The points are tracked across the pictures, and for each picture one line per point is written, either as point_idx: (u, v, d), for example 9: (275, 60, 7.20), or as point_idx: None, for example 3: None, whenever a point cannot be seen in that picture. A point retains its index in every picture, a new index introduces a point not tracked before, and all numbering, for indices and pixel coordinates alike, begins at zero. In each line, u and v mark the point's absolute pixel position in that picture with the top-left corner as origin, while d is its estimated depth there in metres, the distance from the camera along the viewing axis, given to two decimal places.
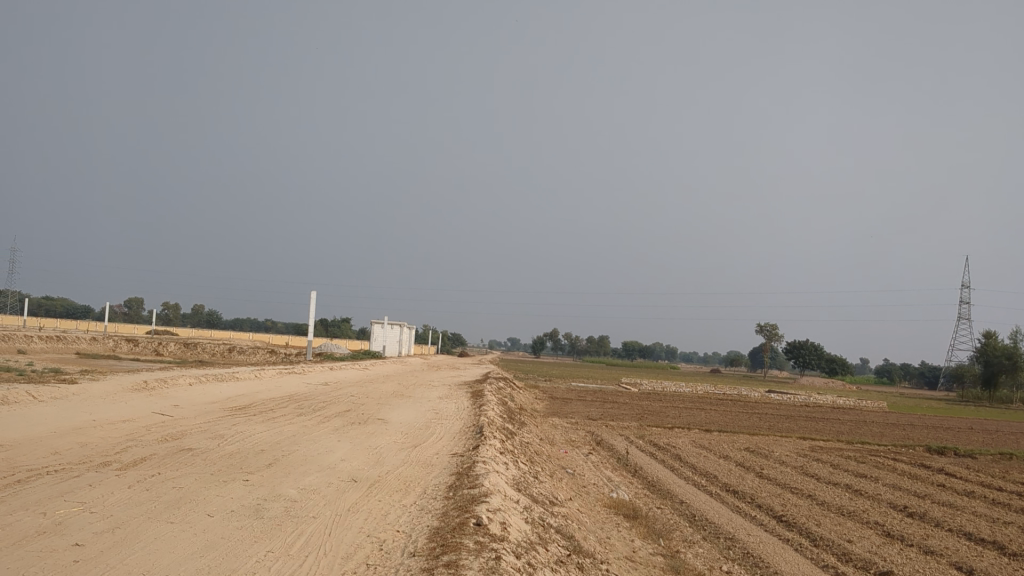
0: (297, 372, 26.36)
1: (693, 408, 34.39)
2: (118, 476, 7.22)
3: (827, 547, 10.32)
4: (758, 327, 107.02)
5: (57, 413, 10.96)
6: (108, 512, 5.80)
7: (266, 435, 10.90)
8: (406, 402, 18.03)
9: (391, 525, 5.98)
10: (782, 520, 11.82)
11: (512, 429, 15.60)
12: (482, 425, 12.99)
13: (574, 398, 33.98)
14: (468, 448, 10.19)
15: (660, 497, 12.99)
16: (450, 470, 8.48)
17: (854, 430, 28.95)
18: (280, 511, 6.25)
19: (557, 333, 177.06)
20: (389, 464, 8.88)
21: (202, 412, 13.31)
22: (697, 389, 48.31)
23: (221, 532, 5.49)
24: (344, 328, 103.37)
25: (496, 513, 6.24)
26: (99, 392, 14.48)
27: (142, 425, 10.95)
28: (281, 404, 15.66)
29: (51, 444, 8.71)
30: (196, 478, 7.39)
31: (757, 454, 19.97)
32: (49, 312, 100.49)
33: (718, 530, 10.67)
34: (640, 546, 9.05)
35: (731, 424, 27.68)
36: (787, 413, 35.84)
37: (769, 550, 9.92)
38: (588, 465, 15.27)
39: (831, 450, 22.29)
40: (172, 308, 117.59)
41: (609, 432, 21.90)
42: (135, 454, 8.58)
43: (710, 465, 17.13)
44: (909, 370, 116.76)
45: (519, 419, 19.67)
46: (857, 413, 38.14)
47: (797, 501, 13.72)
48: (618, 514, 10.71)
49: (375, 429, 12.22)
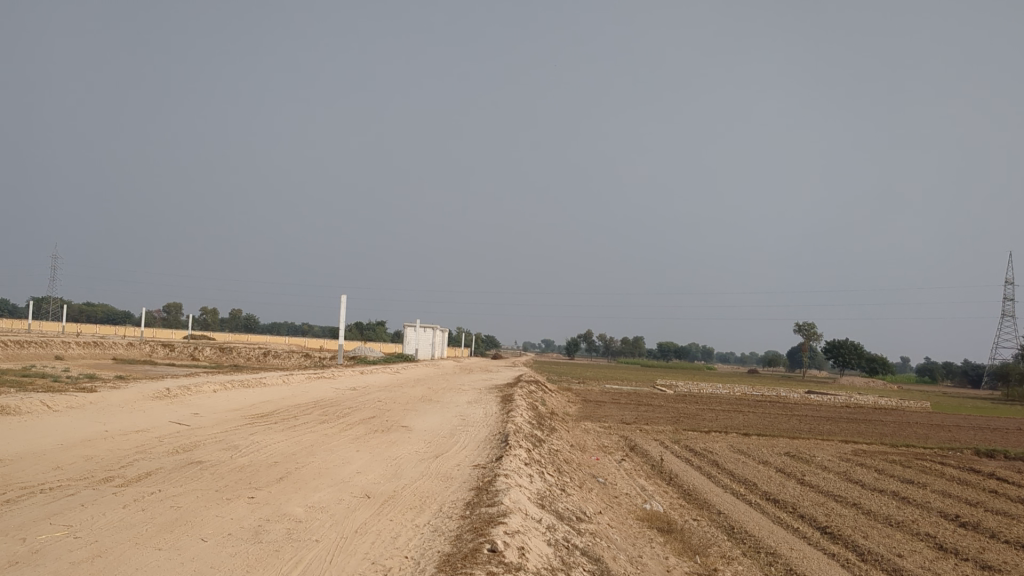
0: (326, 376, 25.98)
1: (730, 410, 33.66)
2: (115, 494, 6.78)
3: (875, 562, 9.68)
4: (796, 326, 105.22)
5: (70, 424, 10.61)
6: (94, 537, 5.36)
7: (282, 446, 10.45)
8: (434, 408, 17.52)
9: (399, 550, 5.47)
10: (826, 532, 11.19)
11: (541, 436, 15.06)
12: (509, 433, 12.48)
13: (608, 401, 33.32)
14: (492, 459, 9.70)
15: (697, 508, 12.38)
16: (470, 484, 7.97)
17: (898, 433, 27.95)
18: (281, 535, 5.77)
19: (592, 333, 175.60)
20: (407, 477, 8.39)
21: (222, 420, 12.90)
22: (736, 391, 47.31)
23: (211, 561, 5.02)
24: (379, 331, 103.23)
25: (514, 536, 5.71)
26: (120, 399, 14.15)
27: (155, 436, 10.55)
28: (304, 410, 15.23)
29: (54, 459, 8.31)
30: (198, 496, 6.94)
31: (798, 459, 19.23)
32: (91, 319, 101.37)
33: (758, 544, 10.07)
34: (675, 565, 8.49)
35: (770, 427, 26.94)
36: (827, 414, 34.87)
37: (813, 566, 9.32)
38: (620, 474, 14.72)
39: (875, 455, 21.48)
40: (210, 312, 118.25)
41: (643, 437, 21.26)
42: (140, 468, 8.16)
43: (749, 472, 16.44)
44: (952, 369, 114.18)
45: (550, 425, 19.15)
46: (901, 415, 37.04)
47: (841, 510, 13.03)
48: (652, 528, 10.14)
49: (398, 438, 11.74)
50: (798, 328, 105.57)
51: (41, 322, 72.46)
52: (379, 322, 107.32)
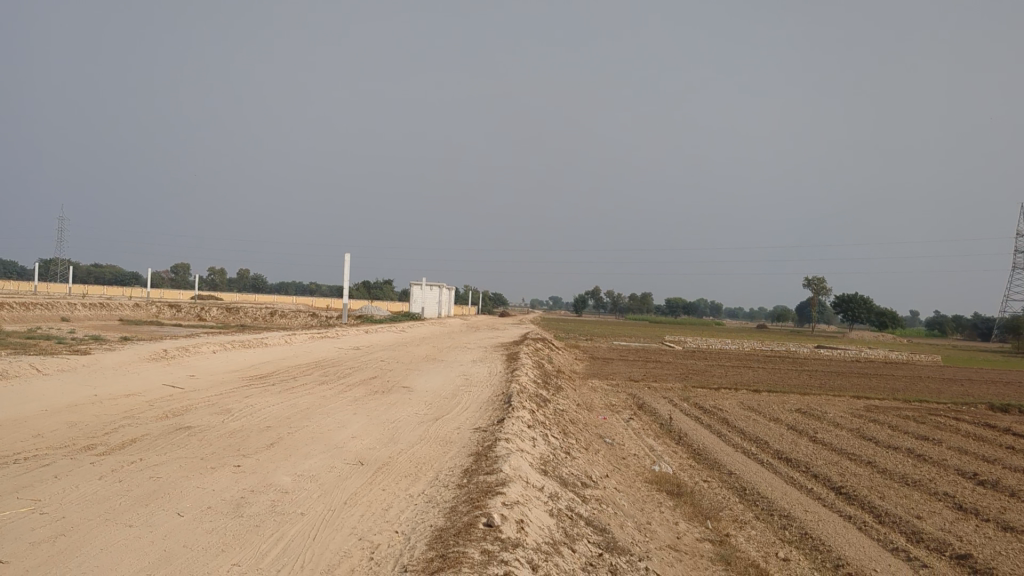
0: (331, 337, 25.69)
1: (740, 366, 33.31)
2: (93, 464, 6.41)
3: (894, 524, 9.27)
4: (805, 281, 104.44)
5: (57, 389, 10.25)
6: (60, 514, 4.97)
7: (278, 409, 10.10)
8: (438, 367, 17.20)
9: (389, 525, 5.08)
10: (841, 493, 10.81)
11: (547, 395, 14.74)
12: (513, 394, 12.10)
13: (616, 357, 33.02)
14: (494, 421, 9.31)
15: (707, 468, 12.01)
16: (469, 449, 7.59)
17: (910, 388, 27.57)
18: (263, 508, 5.38)
19: (600, 288, 174.93)
20: (405, 442, 8.01)
21: (218, 383, 12.57)
22: (745, 346, 46.90)
23: (185, 539, 4.63)
24: (385, 289, 102.74)
25: (513, 508, 5.31)
26: (115, 362, 13.82)
27: (146, 399, 10.20)
28: (304, 371, 14.87)
29: (36, 426, 7.95)
30: (181, 465, 6.56)
31: (809, 416, 18.83)
32: (99, 281, 100.95)
33: (771, 507, 9.70)
34: (685, 531, 8.12)
35: (780, 383, 26.60)
36: (839, 369, 34.47)
37: (830, 530, 8.93)
38: (628, 433, 14.38)
39: (888, 411, 21.09)
40: (218, 273, 117.77)
41: (651, 394, 20.90)
42: (126, 435, 7.81)
43: (760, 431, 16.05)
44: (962, 323, 113.47)
45: (556, 383, 18.77)
46: (912, 370, 36.68)
47: (856, 469, 12.67)
48: (660, 491, 9.77)
49: (398, 399, 11.41)
50: (807, 282, 104.82)
51: (46, 285, 71.91)
52: (387, 280, 106.90)
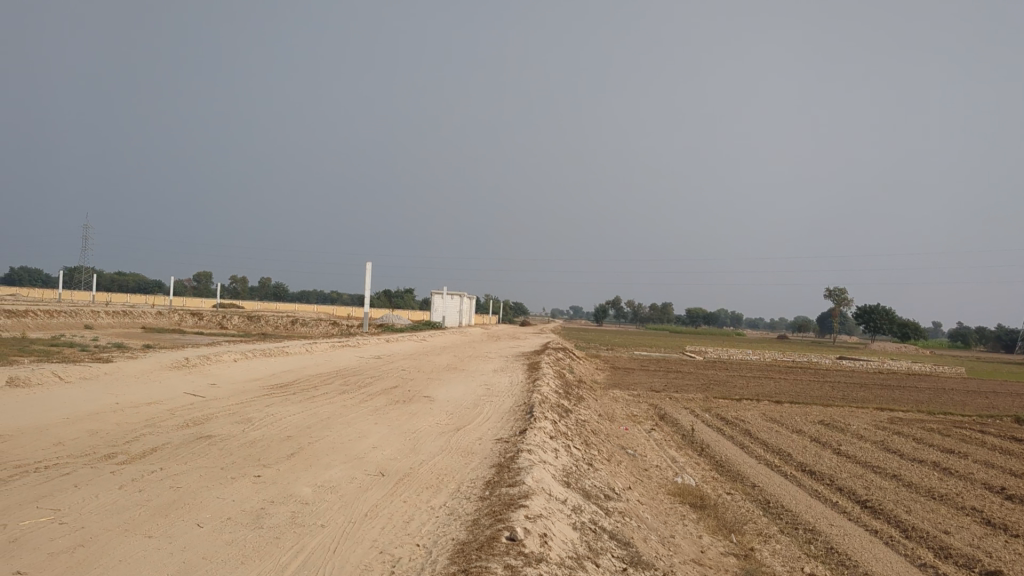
0: (353, 345, 25.68)
1: (761, 376, 33.08)
2: (113, 473, 6.38)
3: (921, 540, 9.11)
4: (826, 292, 103.64)
5: (79, 397, 10.27)
6: (80, 524, 4.94)
7: (298, 418, 10.07)
8: (458, 376, 17.13)
9: (410, 538, 5.01)
10: (866, 506, 10.65)
11: (569, 405, 14.64)
12: (534, 404, 12.01)
13: (637, 367, 32.85)
14: (515, 431, 9.23)
15: (730, 481, 11.87)
16: (491, 460, 7.52)
17: (934, 400, 27.24)
18: (284, 519, 5.33)
19: (620, 299, 174.40)
20: (426, 453, 7.96)
21: (238, 391, 12.54)
22: (766, 357, 46.58)
23: (204, 551, 4.58)
24: (406, 299, 102.88)
25: (536, 522, 5.23)
26: (136, 370, 13.84)
27: (167, 408, 10.19)
28: (325, 381, 14.84)
29: (57, 434, 7.94)
30: (201, 475, 6.52)
31: (832, 428, 18.63)
32: (122, 289, 101.64)
33: (796, 520, 9.56)
34: (709, 545, 7.99)
35: (802, 394, 26.34)
36: (862, 381, 34.13)
37: (856, 544, 8.79)
38: (650, 445, 14.24)
39: (913, 423, 20.83)
40: (240, 281, 118.49)
41: (672, 405, 20.75)
42: (147, 444, 7.79)
43: (782, 442, 15.87)
44: (986, 334, 112.25)
45: (577, 393, 18.67)
46: (935, 381, 36.28)
47: (881, 482, 12.50)
48: (683, 504, 9.64)
49: (418, 409, 11.35)
50: (828, 293, 103.98)
51: (72, 292, 72.44)
52: (407, 290, 107.07)
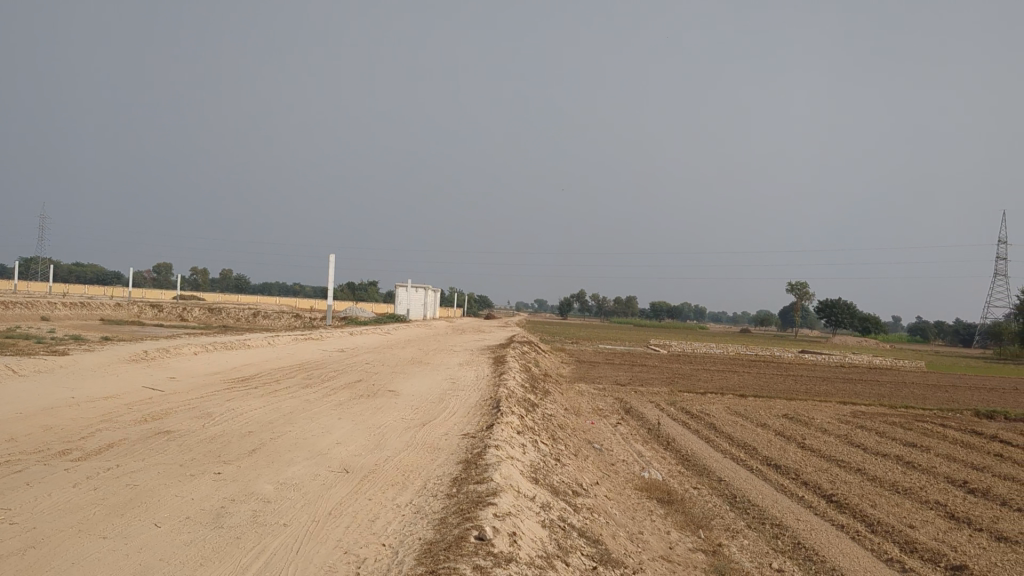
0: (316, 338, 25.43)
1: (726, 370, 33.23)
2: (67, 471, 6.16)
3: (887, 534, 9.13)
4: (788, 286, 104.53)
5: (34, 390, 9.98)
6: (32, 524, 4.73)
7: (261, 412, 9.87)
8: (424, 370, 16.94)
9: (376, 537, 4.87)
10: (832, 501, 10.67)
11: (535, 399, 14.53)
12: (500, 398, 11.88)
13: (602, 361, 32.85)
14: (482, 427, 9.11)
15: (696, 475, 11.85)
16: (457, 456, 7.39)
17: (895, 394, 27.50)
18: (245, 518, 5.17)
19: (585, 292, 174.72)
20: (391, 449, 7.81)
21: (199, 386, 12.28)
22: (730, 351, 46.81)
23: (160, 553, 4.40)
24: (372, 292, 102.31)
25: (505, 520, 5.11)
26: (93, 363, 13.50)
27: (124, 402, 9.93)
28: (288, 374, 14.61)
29: (9, 429, 7.69)
30: (159, 472, 6.32)
31: (797, 422, 18.73)
32: (80, 280, 100.07)
33: (763, 516, 9.53)
34: (677, 541, 7.94)
35: (766, 388, 26.47)
36: (825, 375, 34.39)
37: (822, 539, 8.79)
38: (616, 439, 14.18)
39: (875, 416, 21.02)
40: (202, 273, 117.24)
41: (638, 399, 20.74)
42: (103, 440, 7.55)
43: (748, 436, 15.91)
44: (944, 329, 113.95)
45: (543, 387, 18.58)
46: (896, 375, 36.71)
47: (846, 476, 12.55)
48: (651, 499, 9.59)
49: (383, 403, 11.19)
50: (790, 288, 104.92)
51: (28, 284, 71.02)
52: (371, 283, 106.51)
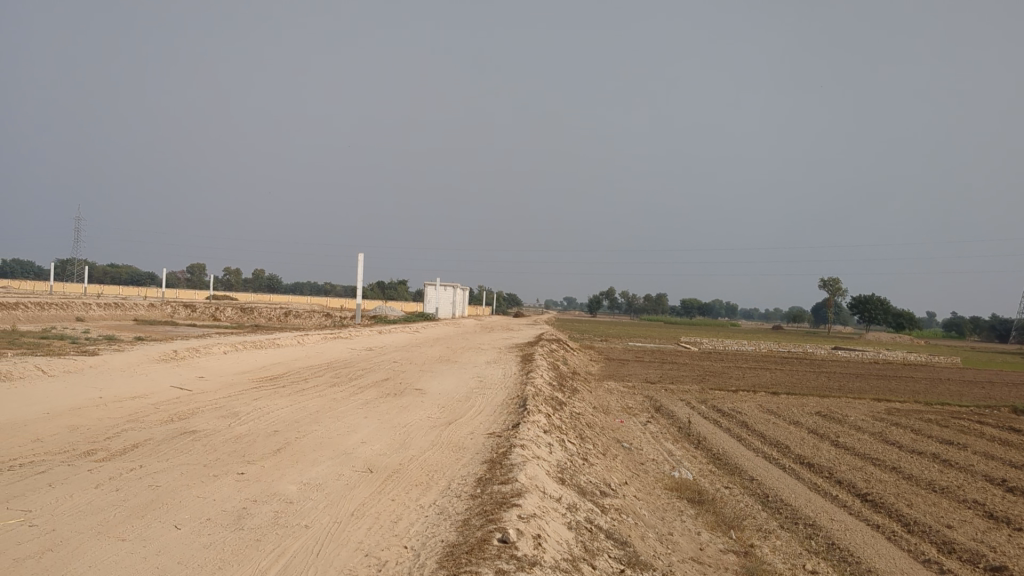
0: (345, 337, 25.45)
1: (757, 367, 32.88)
2: (90, 472, 6.13)
3: (924, 535, 8.90)
4: (820, 282, 103.45)
5: (62, 391, 10.02)
6: (52, 526, 4.70)
7: (287, 412, 9.83)
8: (451, 369, 16.87)
9: (398, 539, 4.78)
10: (867, 500, 10.45)
11: (563, 398, 14.42)
12: (527, 397, 11.77)
13: (632, 359, 32.64)
14: (508, 426, 9.01)
15: (728, 474, 11.66)
16: (483, 456, 7.28)
17: (931, 390, 27.06)
18: (266, 520, 5.10)
19: (615, 290, 174.05)
20: (416, 448, 7.73)
21: (226, 385, 12.29)
22: (762, 348, 46.34)
23: (179, 555, 4.34)
24: (402, 291, 102.59)
25: (530, 521, 5.00)
26: (122, 363, 13.57)
27: (151, 402, 9.94)
28: (316, 373, 14.60)
29: (36, 430, 7.71)
30: (181, 473, 6.28)
31: (830, 420, 18.43)
32: (115, 281, 101.27)
33: (795, 515, 9.36)
34: (708, 542, 7.79)
35: (798, 385, 26.14)
36: (858, 371, 33.94)
37: (857, 540, 8.59)
38: (645, 437, 14.02)
39: (910, 414, 20.66)
40: (234, 273, 118.20)
41: (668, 397, 20.53)
42: (128, 440, 7.54)
43: (780, 434, 15.68)
44: (981, 324, 112.26)
45: (572, 385, 18.44)
46: (931, 371, 36.10)
47: (881, 475, 12.30)
48: (681, 499, 9.44)
49: (409, 402, 11.12)
50: (822, 283, 103.85)
51: (64, 285, 71.87)
52: (401, 282, 106.84)
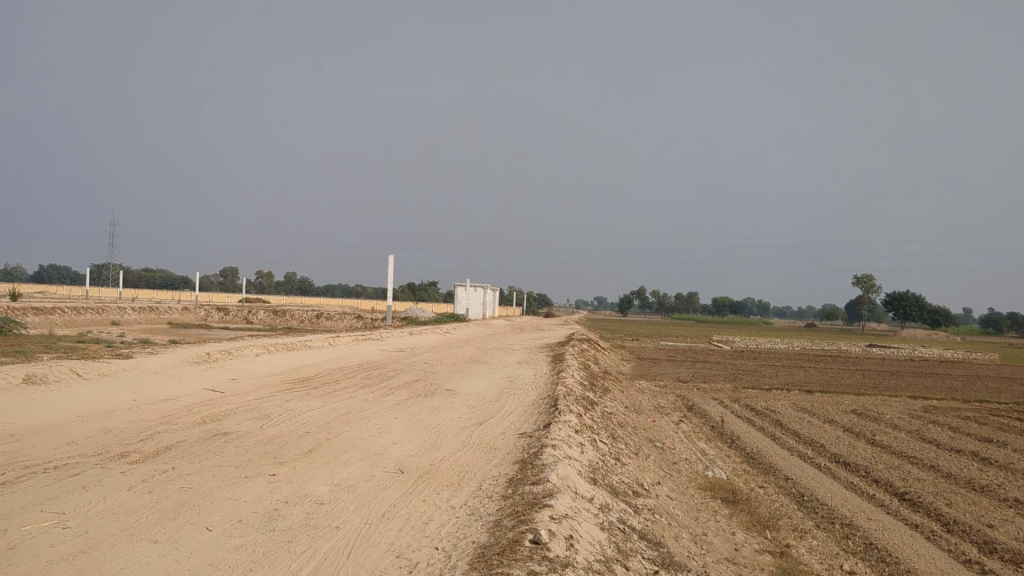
0: (375, 338, 25.52)
1: (791, 366, 32.55)
2: (123, 474, 6.17)
3: (964, 534, 8.73)
4: (854, 279, 102.35)
5: (96, 394, 10.11)
6: (84, 528, 4.71)
7: (318, 413, 9.85)
8: (482, 369, 16.85)
9: (429, 540, 4.75)
10: (905, 499, 10.27)
11: (594, 397, 14.34)
12: (558, 396, 11.72)
13: (663, 358, 32.44)
14: (539, 425, 8.96)
15: (762, 474, 11.52)
16: (514, 456, 7.23)
17: (968, 387, 26.65)
18: (297, 521, 5.10)
19: (646, 289, 173.38)
20: (447, 449, 7.70)
21: (258, 386, 12.35)
22: (795, 346, 45.92)
23: (211, 557, 4.33)
24: (432, 292, 102.87)
25: (561, 522, 4.94)
26: (157, 365, 13.69)
27: (184, 404, 9.99)
28: (346, 375, 14.62)
29: (71, 433, 7.77)
30: (214, 475, 6.29)
31: (865, 418, 18.18)
32: (149, 285, 102.45)
33: (832, 515, 9.22)
34: (743, 542, 7.69)
35: (832, 383, 25.85)
36: (894, 369, 33.49)
37: (896, 540, 8.44)
38: (677, 437, 13.91)
39: (947, 412, 20.33)
40: (266, 276, 119.08)
41: (700, 396, 20.37)
42: (160, 442, 7.58)
43: (815, 433, 15.49)
44: (1018, 321, 110.52)
45: (603, 385, 18.36)
46: (968, 369, 35.52)
47: (919, 474, 12.09)
48: (714, 499, 9.33)
49: (440, 402, 11.11)
50: (856, 281, 102.70)
51: (100, 289, 72.83)
52: (432, 283, 107.16)
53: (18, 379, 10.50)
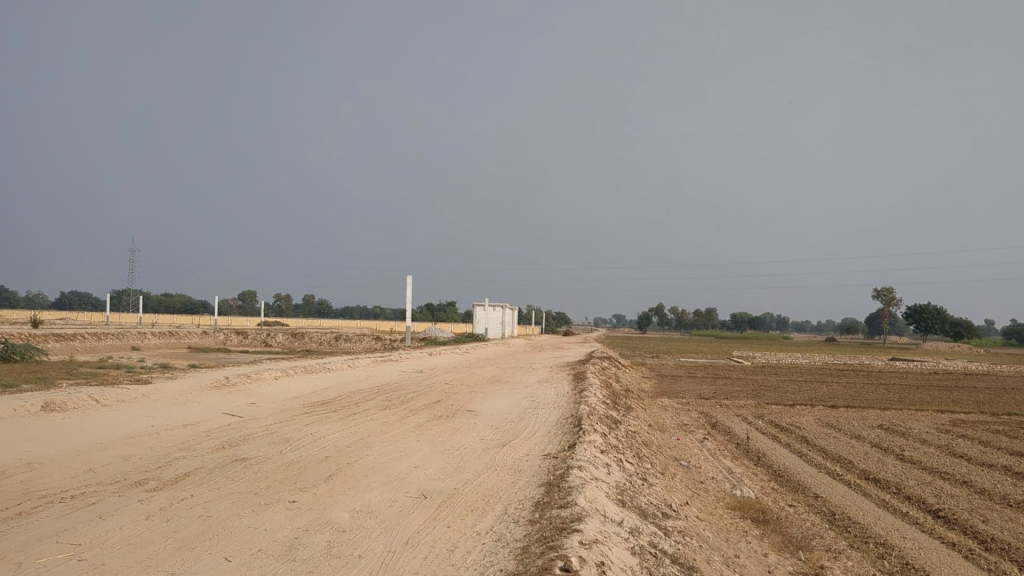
0: (394, 359, 25.38)
1: (813, 380, 32.16)
2: (140, 502, 6.04)
3: (1002, 552, 8.46)
4: (873, 293, 101.58)
5: (115, 420, 10.01)
6: (99, 560, 4.58)
7: (338, 436, 9.72)
8: (503, 389, 16.67)
9: (455, 569, 4.58)
10: (939, 516, 10.00)
11: (616, 415, 14.12)
12: (581, 416, 11.53)
13: (684, 375, 32.11)
14: (564, 446, 8.79)
15: (791, 492, 11.27)
16: (539, 479, 7.05)
17: (996, 400, 26.21)
18: (319, 550, 4.94)
19: (663, 306, 172.93)
20: (470, 471, 7.53)
21: (278, 410, 12.23)
22: (817, 360, 45.44)
23: None
24: (451, 312, 102.84)
25: (592, 548, 4.76)
26: (176, 391, 13.60)
27: (203, 430, 9.88)
28: (366, 397, 14.46)
29: (88, 461, 7.65)
30: (232, 502, 6.14)
31: (893, 433, 17.86)
32: (168, 310, 102.93)
33: (865, 534, 8.97)
34: (776, 564, 7.47)
35: (856, 398, 25.47)
36: (919, 382, 33.01)
37: (933, 559, 8.18)
38: (703, 455, 13.67)
39: (975, 425, 19.98)
40: (284, 299, 119.51)
41: (724, 413, 20.09)
42: (179, 469, 7.46)
43: (842, 449, 15.21)
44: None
45: (625, 403, 18.13)
46: (993, 381, 34.99)
47: (952, 490, 11.79)
48: (744, 519, 9.11)
49: (462, 424, 10.96)
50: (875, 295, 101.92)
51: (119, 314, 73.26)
52: (450, 304, 107.19)
53: (37, 407, 10.41)
